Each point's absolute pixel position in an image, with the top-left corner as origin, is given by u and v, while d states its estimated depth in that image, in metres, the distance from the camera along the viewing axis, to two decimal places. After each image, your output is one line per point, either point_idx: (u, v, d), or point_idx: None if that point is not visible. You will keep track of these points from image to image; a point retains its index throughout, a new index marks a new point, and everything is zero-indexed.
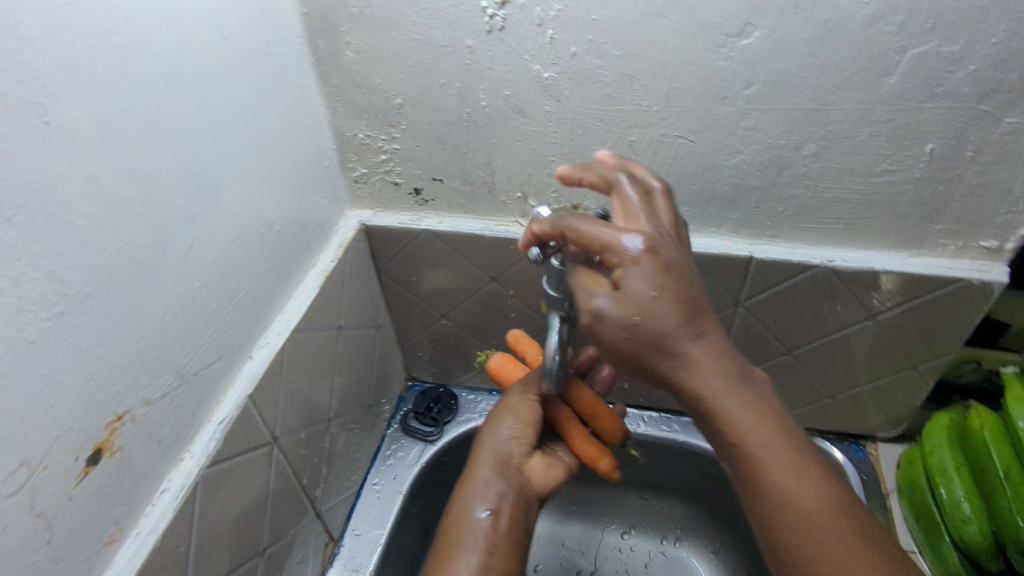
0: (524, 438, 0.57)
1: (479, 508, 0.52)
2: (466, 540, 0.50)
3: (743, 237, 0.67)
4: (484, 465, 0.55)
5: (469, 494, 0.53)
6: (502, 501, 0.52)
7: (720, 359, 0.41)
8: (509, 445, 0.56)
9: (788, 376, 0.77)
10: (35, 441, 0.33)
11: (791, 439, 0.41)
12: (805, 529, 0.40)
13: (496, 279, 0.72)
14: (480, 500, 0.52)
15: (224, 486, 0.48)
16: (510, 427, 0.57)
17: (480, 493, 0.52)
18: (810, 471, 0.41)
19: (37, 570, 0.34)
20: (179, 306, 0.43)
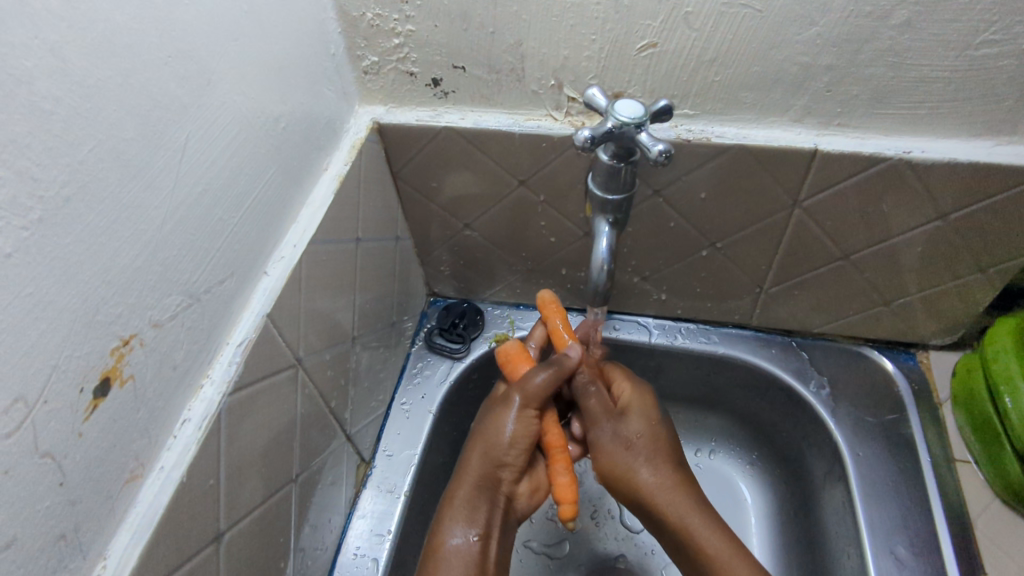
0: (515, 455, 0.57)
1: (452, 533, 0.54)
2: (439, 570, 0.52)
3: (807, 126, 0.59)
4: (465, 485, 0.56)
5: (456, 512, 0.55)
6: (479, 526, 0.54)
7: (660, 470, 0.57)
8: (505, 454, 0.56)
9: (841, 284, 0.71)
10: (30, 372, 0.28)
11: (706, 514, 0.56)
12: (732, 574, 0.52)
13: (526, 183, 0.65)
14: (461, 526, 0.54)
15: (249, 413, 0.44)
16: (505, 440, 0.56)
17: (461, 517, 0.54)
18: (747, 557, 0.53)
19: (52, 516, 0.30)
20: (180, 214, 0.37)
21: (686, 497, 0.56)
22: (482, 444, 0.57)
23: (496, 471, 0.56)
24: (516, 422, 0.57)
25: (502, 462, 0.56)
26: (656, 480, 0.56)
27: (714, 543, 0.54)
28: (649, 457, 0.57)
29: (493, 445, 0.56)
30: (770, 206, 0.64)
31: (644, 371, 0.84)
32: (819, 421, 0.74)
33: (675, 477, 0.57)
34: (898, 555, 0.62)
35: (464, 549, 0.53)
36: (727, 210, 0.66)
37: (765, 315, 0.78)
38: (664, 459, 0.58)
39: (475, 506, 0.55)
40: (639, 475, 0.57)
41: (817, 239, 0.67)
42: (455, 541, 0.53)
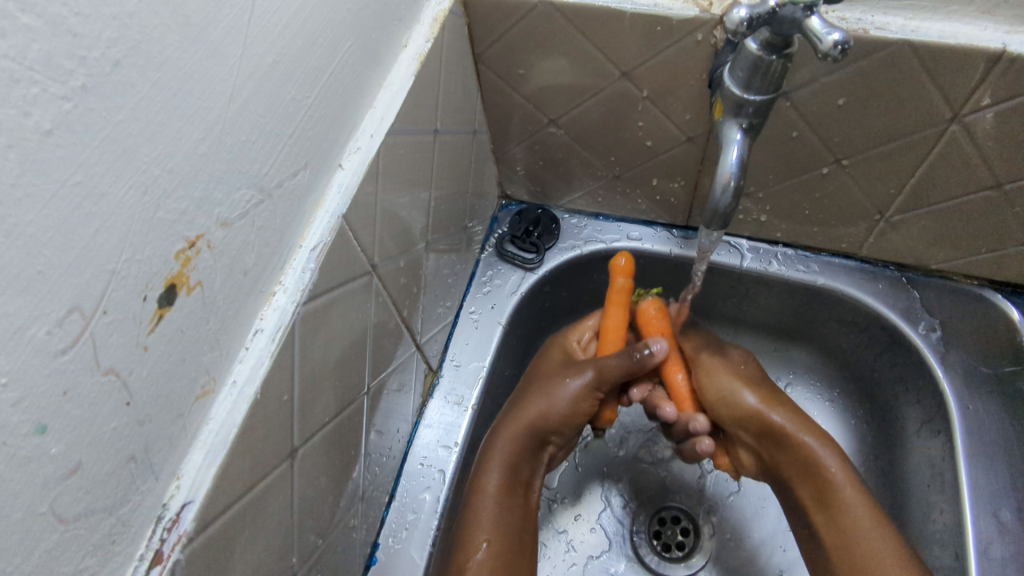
0: (566, 419, 0.60)
1: (491, 474, 0.56)
2: (482, 497, 0.55)
3: (996, 20, 0.48)
4: (509, 435, 0.58)
5: (497, 459, 0.57)
6: (513, 472, 0.57)
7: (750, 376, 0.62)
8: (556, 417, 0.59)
9: (981, 217, 0.61)
10: (85, 279, 0.23)
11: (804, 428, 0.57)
12: (840, 497, 0.53)
13: (628, 75, 0.55)
14: (501, 467, 0.56)
15: (324, 323, 0.40)
16: (568, 398, 0.60)
17: (502, 463, 0.57)
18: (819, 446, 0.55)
19: (121, 438, 0.26)
20: (246, 93, 0.30)
21: (783, 412, 0.58)
22: (523, 414, 0.59)
23: (541, 431, 0.59)
24: (576, 392, 0.60)
25: (549, 423, 0.59)
26: (750, 403, 0.60)
27: (805, 451, 0.56)
28: (731, 387, 0.61)
29: (550, 412, 0.59)
30: (920, 118, 0.54)
31: (727, 296, 0.78)
32: (924, 366, 0.67)
33: (773, 399, 0.59)
34: (1002, 520, 0.57)
35: (500, 492, 0.55)
36: (867, 121, 0.55)
37: (878, 245, 0.69)
38: (746, 382, 0.61)
39: (510, 460, 0.57)
40: (733, 389, 0.61)
41: (970, 161, 0.56)
42: (493, 482, 0.55)
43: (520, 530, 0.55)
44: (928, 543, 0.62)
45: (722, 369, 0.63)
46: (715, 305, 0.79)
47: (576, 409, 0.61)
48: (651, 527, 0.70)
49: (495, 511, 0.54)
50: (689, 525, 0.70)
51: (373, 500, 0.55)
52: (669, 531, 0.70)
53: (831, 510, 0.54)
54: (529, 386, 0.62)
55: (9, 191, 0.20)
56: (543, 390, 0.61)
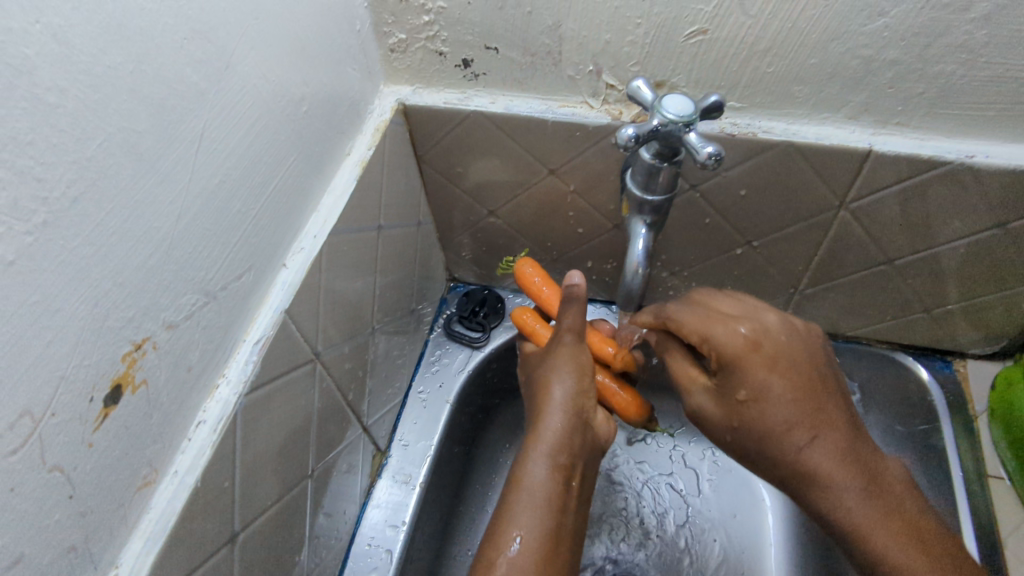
0: (587, 390, 0.51)
1: (534, 464, 0.47)
2: (523, 494, 0.46)
3: (862, 123, 0.55)
4: (551, 414, 0.49)
5: (537, 462, 0.47)
6: (562, 459, 0.48)
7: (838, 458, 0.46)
8: (576, 396, 0.50)
9: (880, 286, 0.68)
10: (39, 385, 0.26)
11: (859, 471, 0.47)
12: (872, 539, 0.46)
13: (556, 172, 0.62)
14: (543, 457, 0.47)
15: (267, 411, 0.43)
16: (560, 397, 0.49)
17: (542, 452, 0.47)
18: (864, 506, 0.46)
19: (62, 528, 0.29)
20: (193, 211, 0.34)
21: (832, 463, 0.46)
22: (553, 390, 0.50)
23: (574, 410, 0.50)
24: (574, 315, 0.52)
25: (581, 412, 0.50)
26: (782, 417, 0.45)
27: (860, 515, 0.46)
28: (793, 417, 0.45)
29: (564, 381, 0.50)
30: (813, 205, 0.61)
31: None
32: None
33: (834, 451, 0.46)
34: None
35: (542, 486, 0.47)
36: (767, 208, 0.62)
37: (797, 315, 0.75)
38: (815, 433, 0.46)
39: (561, 440, 0.48)
40: (791, 439, 0.46)
41: (860, 241, 0.63)
42: (537, 474, 0.47)
43: (562, 526, 0.47)
44: None
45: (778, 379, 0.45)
46: None
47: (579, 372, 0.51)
48: None
49: (541, 508, 0.46)
50: None
51: None
52: None
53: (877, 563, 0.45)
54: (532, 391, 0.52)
55: None
56: (549, 366, 0.52)
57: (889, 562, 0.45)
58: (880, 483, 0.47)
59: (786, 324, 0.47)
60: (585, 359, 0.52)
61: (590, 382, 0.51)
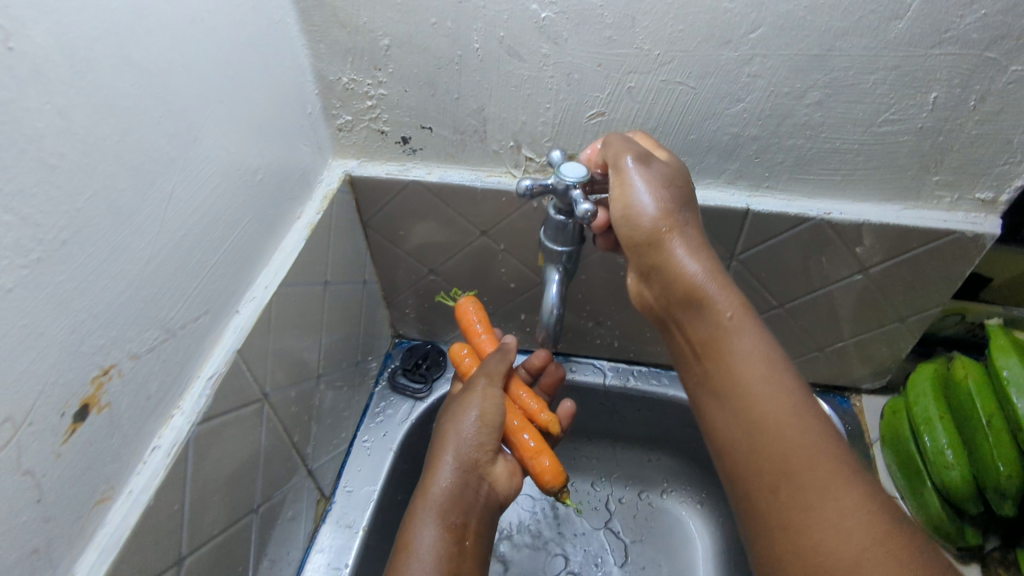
0: (485, 442, 0.56)
1: (423, 531, 0.51)
2: (412, 560, 0.50)
3: (740, 188, 0.66)
4: (445, 473, 0.54)
5: (422, 526, 0.52)
6: (452, 518, 0.52)
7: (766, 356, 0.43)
8: (473, 450, 0.55)
9: (775, 327, 0.77)
10: (21, 396, 0.31)
11: (806, 422, 0.40)
12: (798, 484, 0.38)
13: (487, 233, 0.70)
14: (431, 524, 0.52)
15: (217, 442, 0.47)
16: (471, 426, 0.56)
17: (431, 511, 0.52)
18: (782, 379, 0.42)
19: (28, 530, 0.32)
20: (160, 258, 0.40)
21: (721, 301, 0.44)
22: (451, 447, 0.55)
23: (469, 467, 0.55)
24: (481, 406, 0.58)
25: (478, 459, 0.55)
26: (696, 269, 0.44)
27: (768, 406, 0.41)
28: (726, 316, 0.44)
29: (463, 441, 0.55)
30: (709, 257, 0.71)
31: (598, 413, 0.88)
32: None
33: (711, 270, 0.44)
34: None
35: (433, 550, 0.50)
36: None
37: None
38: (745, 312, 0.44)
39: (451, 502, 0.53)
40: (737, 339, 0.44)
41: (752, 288, 0.73)
42: (426, 539, 0.51)
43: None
44: None
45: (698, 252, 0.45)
46: (590, 421, 0.89)
47: (487, 419, 0.57)
48: None
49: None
50: None
51: None
52: None
53: (773, 528, 0.39)
54: (439, 429, 0.58)
55: None
56: (455, 417, 0.58)
57: (811, 526, 0.37)
58: (771, 372, 0.42)
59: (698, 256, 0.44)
60: (489, 408, 0.58)
61: (492, 440, 0.56)
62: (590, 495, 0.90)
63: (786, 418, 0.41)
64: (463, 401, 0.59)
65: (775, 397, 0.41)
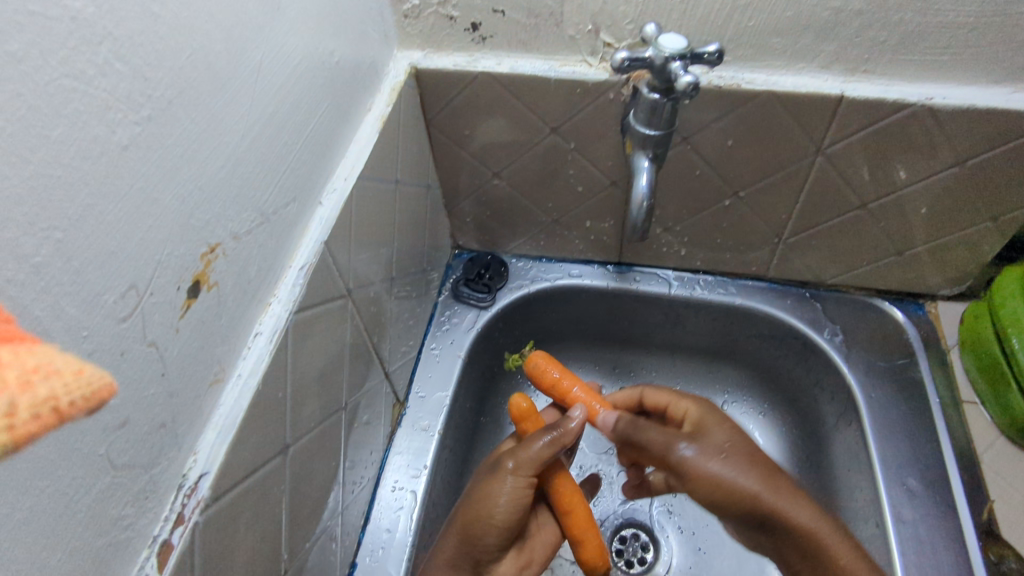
0: (495, 547, 0.54)
1: None
2: None
3: (833, 74, 0.61)
4: (450, 545, 0.54)
5: None
6: None
7: (769, 480, 0.50)
8: (480, 549, 0.53)
9: (854, 230, 0.73)
10: (141, 263, 0.30)
11: (798, 497, 0.49)
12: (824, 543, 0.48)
13: (558, 131, 0.66)
14: None
15: (311, 335, 0.46)
16: (497, 519, 0.53)
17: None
18: (795, 502, 0.49)
19: (156, 403, 0.32)
20: (253, 135, 0.38)
21: (742, 450, 0.52)
22: (465, 538, 0.53)
23: (477, 563, 0.54)
24: (509, 491, 0.53)
25: (480, 560, 0.54)
26: (724, 472, 0.50)
27: (802, 518, 0.48)
28: (734, 463, 0.50)
29: (477, 541, 0.53)
30: (791, 153, 0.66)
31: (662, 323, 0.86)
32: (832, 368, 0.77)
33: (732, 432, 0.54)
34: (910, 488, 0.66)
35: None
36: (751, 159, 0.67)
37: (781, 265, 0.80)
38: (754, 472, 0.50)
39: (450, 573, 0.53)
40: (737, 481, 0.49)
41: (837, 186, 0.68)
42: None
43: None
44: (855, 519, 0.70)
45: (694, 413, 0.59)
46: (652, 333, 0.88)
47: (506, 527, 0.53)
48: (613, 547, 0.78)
49: None
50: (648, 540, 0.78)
51: (350, 519, 0.59)
52: (631, 548, 0.78)
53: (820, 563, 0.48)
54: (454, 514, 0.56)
55: (99, 187, 0.27)
56: (477, 499, 0.54)
57: None
58: (802, 529, 0.48)
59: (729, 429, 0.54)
60: (518, 505, 0.53)
61: (498, 547, 0.54)
62: None
63: (822, 534, 0.48)
64: (486, 495, 0.53)
65: (794, 505, 0.49)
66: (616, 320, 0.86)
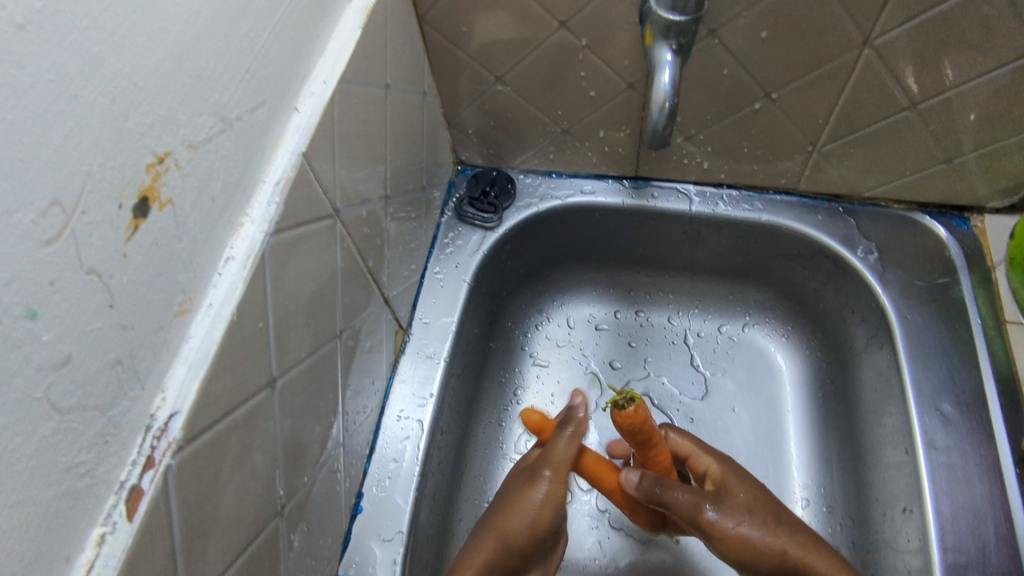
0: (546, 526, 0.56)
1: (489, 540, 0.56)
2: None
3: None
4: (513, 523, 0.56)
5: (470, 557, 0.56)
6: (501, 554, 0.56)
7: (754, 510, 0.56)
8: (535, 523, 0.56)
9: (900, 134, 0.65)
10: (64, 175, 0.25)
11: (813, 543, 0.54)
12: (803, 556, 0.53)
13: (567, 25, 0.58)
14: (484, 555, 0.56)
15: (293, 259, 0.42)
16: (539, 506, 0.56)
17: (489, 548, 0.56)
18: (766, 528, 0.54)
19: (106, 337, 0.28)
20: (201, 20, 0.32)
21: (763, 505, 0.56)
22: (521, 515, 0.56)
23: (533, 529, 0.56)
24: (550, 485, 0.56)
25: (535, 529, 0.56)
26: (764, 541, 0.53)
27: (781, 542, 0.53)
28: (739, 512, 0.54)
29: (523, 517, 0.56)
30: (835, 44, 0.57)
31: (682, 243, 0.80)
32: (866, 288, 0.71)
33: (751, 495, 0.57)
34: (944, 413, 0.62)
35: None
36: (789, 54, 0.59)
37: (815, 177, 0.73)
38: (751, 517, 0.54)
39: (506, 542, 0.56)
40: (737, 526, 0.53)
41: (885, 83, 0.60)
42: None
43: None
44: (882, 444, 0.67)
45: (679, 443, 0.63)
46: (671, 254, 0.82)
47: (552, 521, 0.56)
48: None
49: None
50: None
51: (353, 451, 0.57)
52: None
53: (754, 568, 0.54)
54: (510, 488, 0.59)
55: None
56: (518, 491, 0.57)
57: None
58: (758, 550, 0.53)
59: (742, 500, 0.56)
60: (560, 495, 0.57)
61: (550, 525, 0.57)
62: (665, 330, 0.86)
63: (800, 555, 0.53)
64: (528, 488, 0.57)
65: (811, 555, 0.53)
66: (632, 239, 0.81)
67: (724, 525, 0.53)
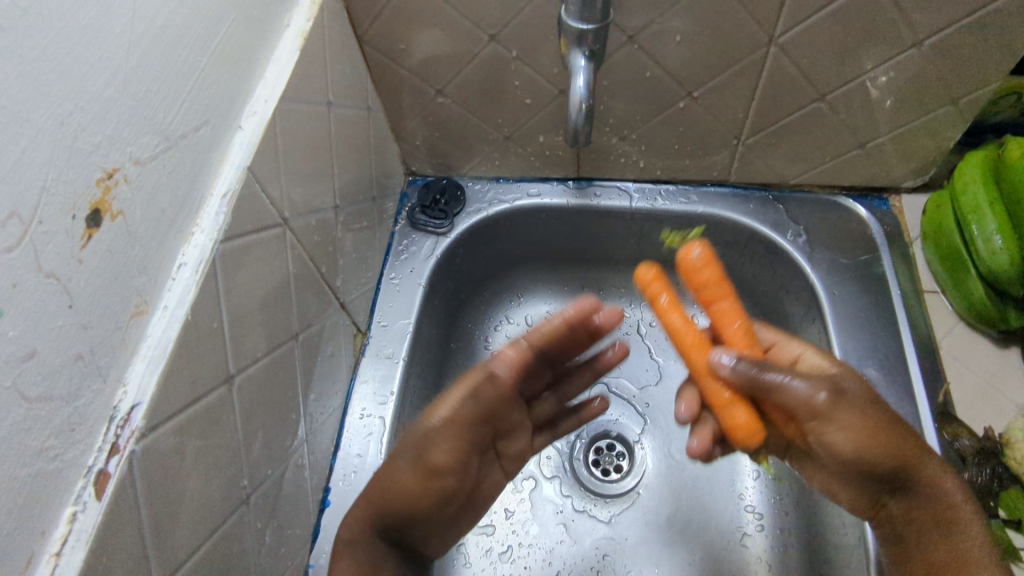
0: None
1: None
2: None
3: None
4: None
5: None
6: None
7: (869, 434, 0.49)
8: None
9: (813, 124, 0.70)
10: (21, 189, 0.28)
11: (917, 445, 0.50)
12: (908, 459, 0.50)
13: (497, 38, 0.62)
14: None
15: (244, 264, 0.45)
16: None
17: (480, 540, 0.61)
18: (878, 432, 0.49)
19: (67, 335, 0.31)
20: (141, 49, 0.35)
21: (883, 431, 0.50)
22: None
23: None
24: None
25: None
26: (848, 446, 0.50)
27: (873, 449, 0.50)
28: (846, 481, 0.53)
29: None
30: (743, 44, 0.61)
31: (626, 238, 0.85)
32: (795, 267, 0.76)
33: (859, 424, 0.50)
34: (869, 376, 0.66)
35: None
36: (705, 57, 0.63)
37: (742, 169, 0.78)
38: (868, 436, 0.50)
39: None
40: (843, 443, 0.50)
41: (792, 79, 0.65)
42: None
43: None
44: None
45: (808, 353, 0.56)
46: (617, 250, 0.86)
47: None
48: (590, 458, 0.81)
49: None
50: (623, 449, 0.82)
51: (318, 449, 0.60)
52: (606, 458, 0.81)
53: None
54: None
55: None
56: None
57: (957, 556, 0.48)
58: (883, 438, 0.49)
59: (832, 447, 0.52)
60: None
61: None
62: (620, 324, 0.90)
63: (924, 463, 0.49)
64: None
65: (887, 444, 0.49)
66: (580, 237, 0.85)
67: (829, 432, 0.51)
